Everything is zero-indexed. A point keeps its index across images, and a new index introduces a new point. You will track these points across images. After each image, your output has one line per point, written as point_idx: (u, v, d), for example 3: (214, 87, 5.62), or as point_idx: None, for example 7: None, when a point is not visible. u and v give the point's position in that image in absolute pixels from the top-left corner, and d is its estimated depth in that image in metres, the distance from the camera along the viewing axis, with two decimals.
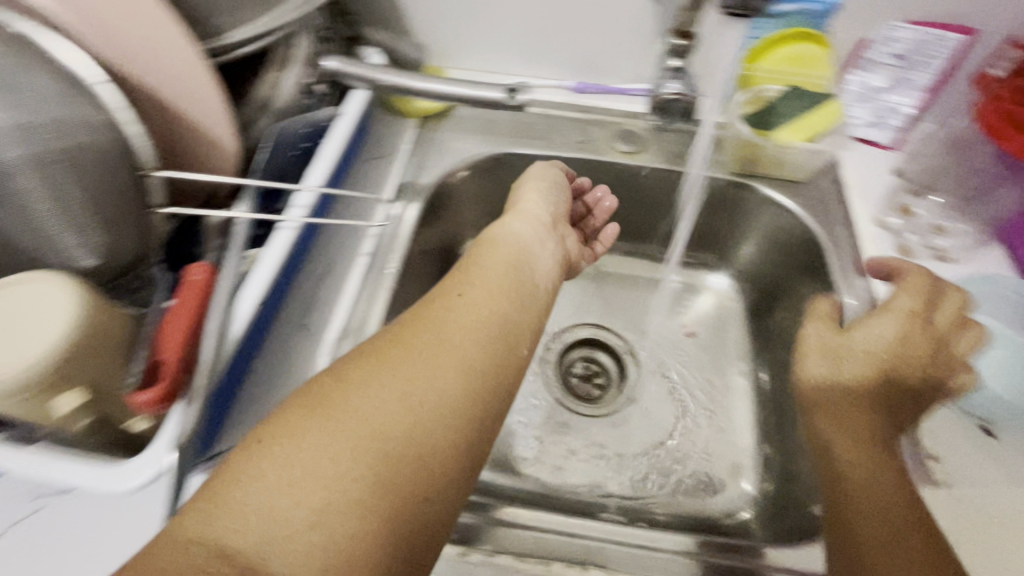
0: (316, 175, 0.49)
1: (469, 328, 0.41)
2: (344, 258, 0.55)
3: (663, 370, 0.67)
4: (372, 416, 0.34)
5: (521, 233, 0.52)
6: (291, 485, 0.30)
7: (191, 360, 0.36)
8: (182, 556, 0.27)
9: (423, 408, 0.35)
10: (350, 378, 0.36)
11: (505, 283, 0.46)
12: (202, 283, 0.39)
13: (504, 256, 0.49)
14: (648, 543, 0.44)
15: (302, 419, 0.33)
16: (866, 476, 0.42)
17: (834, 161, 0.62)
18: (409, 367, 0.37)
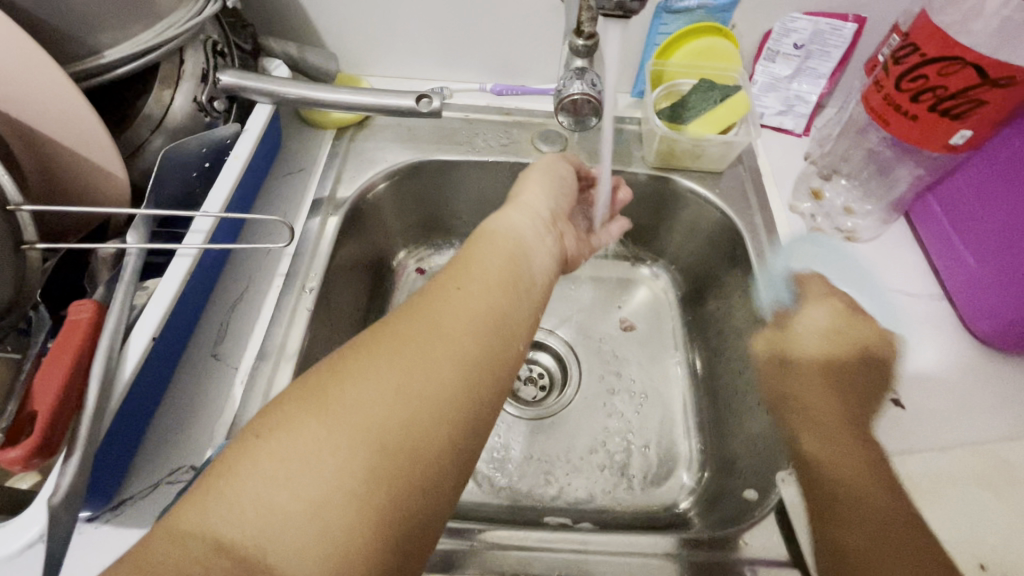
0: (217, 197, 0.47)
1: (481, 305, 0.35)
2: (260, 279, 0.53)
3: (602, 366, 0.67)
4: (373, 405, 0.28)
5: (528, 213, 0.46)
6: (289, 479, 0.25)
7: (71, 404, 0.33)
8: (176, 548, 0.23)
9: (432, 394, 0.30)
10: (351, 363, 0.30)
11: (515, 259, 0.40)
12: (88, 323, 0.36)
13: (512, 233, 0.42)
14: (578, 547, 0.43)
15: (300, 409, 0.28)
16: (831, 426, 0.47)
17: (749, 150, 0.64)
18: (415, 350, 0.31)
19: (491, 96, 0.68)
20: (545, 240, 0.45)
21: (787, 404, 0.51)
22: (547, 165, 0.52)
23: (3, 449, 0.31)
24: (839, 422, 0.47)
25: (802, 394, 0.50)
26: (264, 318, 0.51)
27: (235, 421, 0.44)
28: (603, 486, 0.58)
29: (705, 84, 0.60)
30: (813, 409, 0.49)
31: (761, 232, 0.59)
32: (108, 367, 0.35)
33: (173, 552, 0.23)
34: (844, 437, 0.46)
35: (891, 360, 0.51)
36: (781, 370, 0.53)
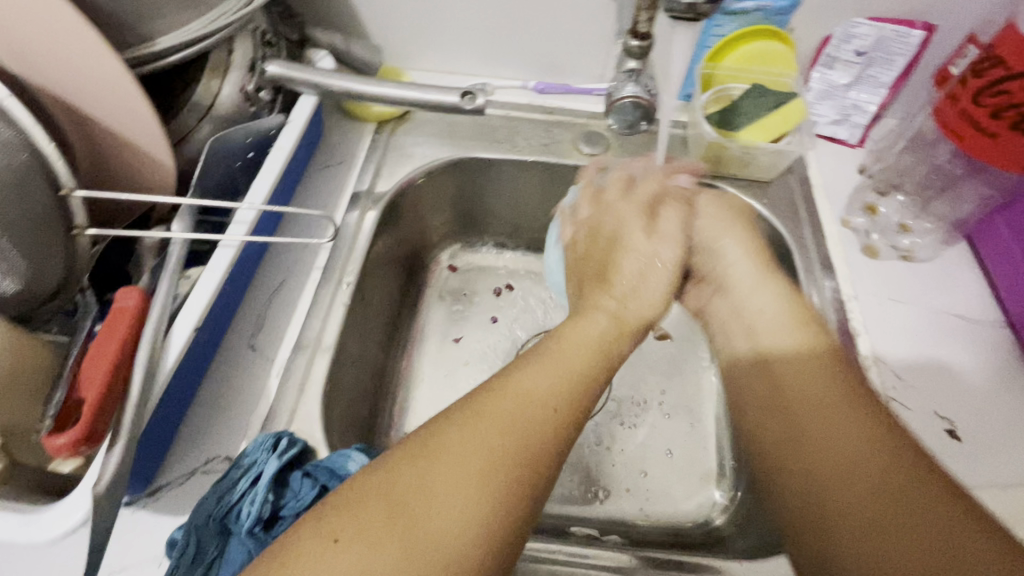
0: (260, 188, 0.46)
1: (563, 394, 0.34)
2: (297, 271, 0.53)
3: (633, 375, 0.65)
4: (447, 515, 0.27)
5: (622, 279, 0.45)
6: (370, 573, 0.25)
7: (116, 391, 0.34)
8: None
9: (511, 496, 0.29)
10: (437, 450, 0.30)
11: (596, 345, 0.39)
12: (134, 310, 0.35)
13: (599, 312, 0.42)
14: (623, 567, 0.42)
15: (377, 509, 0.27)
16: (832, 432, 0.35)
17: (800, 160, 0.61)
18: (501, 445, 0.30)
19: (533, 94, 0.67)
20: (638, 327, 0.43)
21: (778, 413, 0.39)
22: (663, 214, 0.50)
23: (50, 435, 0.31)
24: (841, 422, 0.35)
25: (793, 396, 0.39)
26: (301, 310, 0.50)
27: (269, 414, 0.44)
28: (633, 500, 0.57)
29: (758, 89, 0.57)
30: (806, 413, 0.37)
31: (810, 245, 0.57)
32: (153, 355, 0.36)
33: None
34: (863, 438, 0.34)
35: (946, 387, 0.48)
36: (766, 381, 0.42)
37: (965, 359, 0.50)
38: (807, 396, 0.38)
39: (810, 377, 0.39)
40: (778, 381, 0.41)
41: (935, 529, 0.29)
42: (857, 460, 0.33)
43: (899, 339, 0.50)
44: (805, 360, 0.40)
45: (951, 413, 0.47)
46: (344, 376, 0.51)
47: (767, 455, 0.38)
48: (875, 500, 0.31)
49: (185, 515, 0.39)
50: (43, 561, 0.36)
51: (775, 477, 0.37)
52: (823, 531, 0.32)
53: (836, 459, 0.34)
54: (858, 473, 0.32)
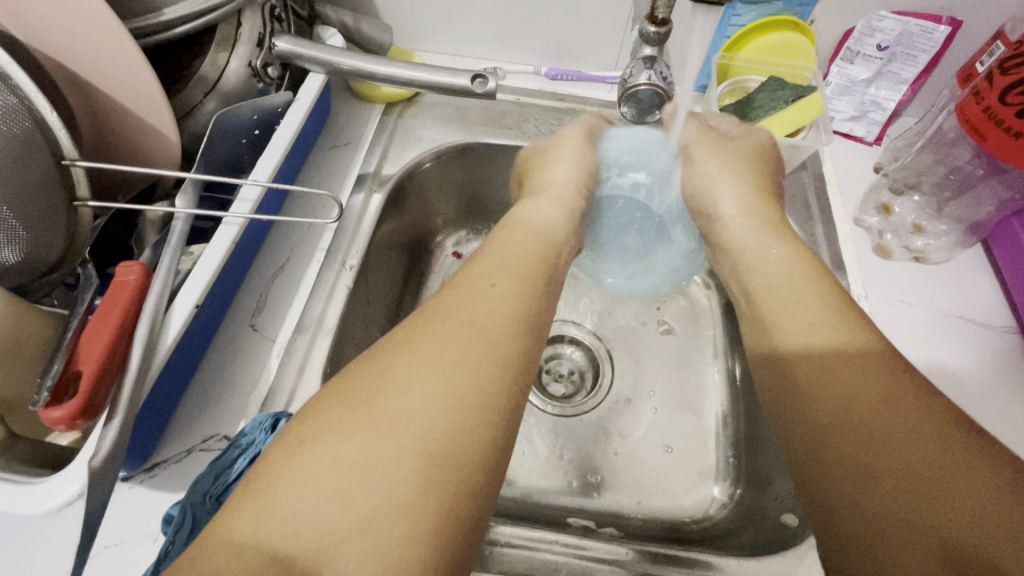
0: (265, 165, 0.46)
1: (503, 296, 0.35)
2: (301, 252, 0.52)
3: (636, 368, 0.65)
4: (410, 405, 0.28)
5: (551, 217, 0.47)
6: (345, 465, 0.26)
7: (114, 363, 0.33)
8: (250, 548, 0.23)
9: (478, 393, 0.29)
10: (392, 365, 0.30)
11: (536, 267, 0.40)
12: (134, 286, 0.36)
13: (530, 241, 0.42)
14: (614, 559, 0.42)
15: (344, 417, 0.28)
16: (861, 400, 0.33)
17: (815, 156, 0.60)
18: (451, 349, 0.31)
19: (544, 80, 0.66)
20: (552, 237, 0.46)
21: (805, 383, 0.36)
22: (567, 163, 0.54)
23: (47, 407, 0.31)
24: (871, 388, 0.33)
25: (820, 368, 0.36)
26: (304, 292, 0.50)
27: (269, 394, 0.44)
28: (630, 492, 0.57)
29: (776, 82, 0.56)
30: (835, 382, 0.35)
31: (822, 244, 0.56)
32: (153, 331, 0.35)
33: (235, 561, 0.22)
34: (893, 406, 0.32)
35: (956, 393, 0.47)
36: (779, 362, 0.39)
37: (975, 364, 0.49)
38: (830, 364, 0.36)
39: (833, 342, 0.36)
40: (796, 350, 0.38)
41: (970, 500, 0.28)
42: (891, 432, 0.31)
43: (908, 342, 0.50)
44: (823, 326, 0.38)
45: None
46: (344, 358, 0.51)
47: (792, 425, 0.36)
48: (910, 472, 0.30)
49: (182, 492, 0.39)
50: (39, 534, 0.36)
51: (802, 449, 0.35)
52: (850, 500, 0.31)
53: (867, 430, 0.32)
54: (890, 445, 0.31)
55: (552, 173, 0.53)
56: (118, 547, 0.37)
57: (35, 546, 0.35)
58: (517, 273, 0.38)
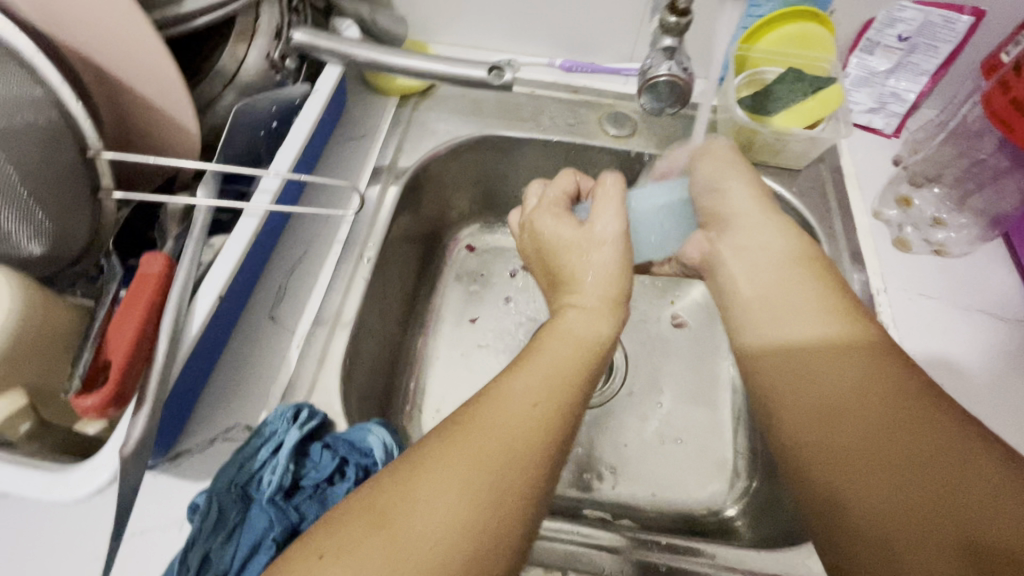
0: (284, 157, 0.46)
1: (552, 401, 0.31)
2: (318, 243, 0.52)
3: (651, 362, 0.65)
4: (433, 541, 0.25)
5: (600, 329, 0.37)
6: None
7: (141, 354, 0.33)
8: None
9: (498, 524, 0.26)
10: (414, 482, 0.27)
11: (582, 362, 0.34)
12: (158, 278, 0.36)
13: (572, 348, 0.35)
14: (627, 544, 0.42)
15: (364, 541, 0.25)
16: (871, 401, 0.32)
17: (832, 149, 0.60)
18: (485, 470, 0.27)
19: (559, 73, 0.65)
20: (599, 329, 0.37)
21: (809, 397, 0.34)
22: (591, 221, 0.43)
23: (77, 396, 0.31)
24: (876, 401, 0.32)
25: (829, 380, 0.34)
26: (322, 283, 0.50)
27: (290, 385, 0.44)
28: (646, 486, 0.57)
29: (794, 73, 0.56)
30: (836, 395, 0.33)
31: (839, 237, 0.55)
32: (179, 320, 0.36)
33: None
34: (899, 421, 0.31)
35: (976, 387, 0.47)
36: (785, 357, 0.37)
37: (995, 358, 0.49)
38: (836, 378, 0.34)
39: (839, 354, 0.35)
40: (798, 357, 0.36)
41: (988, 504, 0.27)
42: (899, 448, 0.30)
43: (928, 336, 0.49)
44: (830, 337, 0.35)
45: (980, 412, 0.46)
46: (362, 350, 0.51)
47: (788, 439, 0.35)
48: (924, 490, 0.28)
49: (207, 480, 0.40)
50: (70, 521, 0.36)
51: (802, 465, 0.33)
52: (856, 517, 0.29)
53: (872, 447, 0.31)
54: (901, 464, 0.29)
55: (588, 280, 0.41)
56: (145, 534, 0.38)
57: (64, 532, 0.36)
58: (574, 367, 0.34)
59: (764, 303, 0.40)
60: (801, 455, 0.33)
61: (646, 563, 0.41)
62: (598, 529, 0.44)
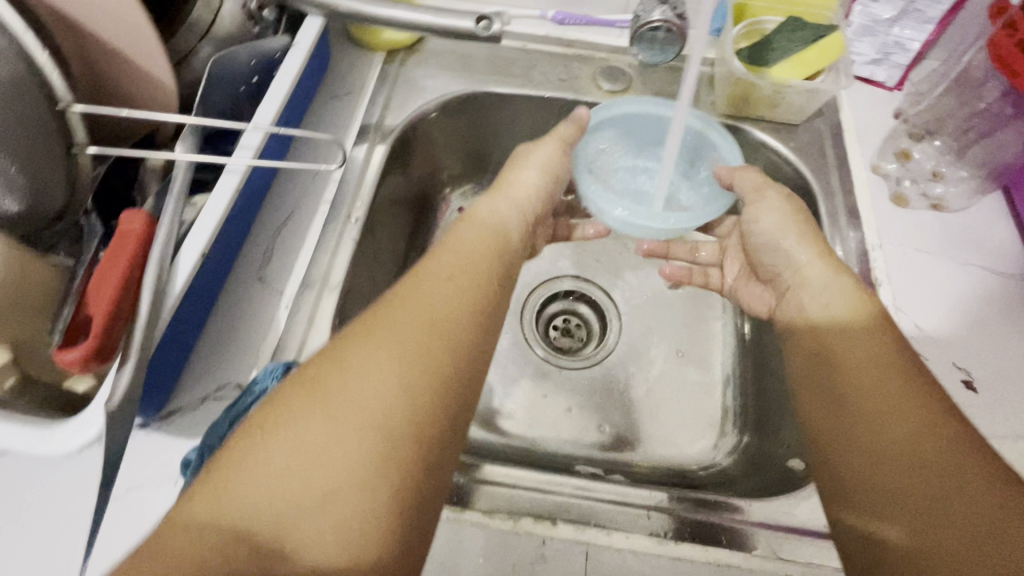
0: (266, 111, 0.44)
1: (463, 283, 0.38)
2: (307, 203, 0.51)
3: (646, 323, 0.65)
4: (359, 396, 0.30)
5: (509, 224, 0.46)
6: (306, 452, 0.29)
7: (124, 309, 0.33)
8: (193, 543, 0.26)
9: (420, 379, 0.32)
10: (340, 365, 0.31)
11: (490, 255, 0.41)
12: (141, 234, 0.35)
13: (480, 241, 0.42)
14: (619, 498, 0.41)
15: (301, 405, 0.30)
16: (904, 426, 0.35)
17: (832, 102, 0.58)
18: (405, 335, 0.33)
19: (551, 25, 0.63)
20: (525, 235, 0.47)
21: (856, 424, 0.37)
22: (539, 155, 0.51)
23: (60, 351, 0.31)
24: (919, 432, 0.34)
25: (871, 403, 0.37)
26: (312, 242, 0.49)
27: (279, 344, 0.44)
28: (638, 443, 0.57)
29: (796, 21, 0.53)
30: (878, 424, 0.36)
31: (834, 196, 0.55)
32: (161, 277, 0.35)
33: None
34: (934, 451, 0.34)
35: (967, 339, 0.47)
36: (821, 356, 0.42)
37: (989, 311, 0.48)
38: (871, 398, 0.37)
39: (881, 373, 0.38)
40: (843, 380, 0.39)
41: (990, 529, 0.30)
42: (928, 464, 0.33)
43: (922, 290, 0.49)
44: (869, 357, 0.39)
45: (971, 364, 0.46)
46: (354, 310, 0.51)
47: (831, 467, 0.37)
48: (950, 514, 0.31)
49: (199, 438, 0.40)
50: (64, 478, 0.37)
51: (845, 493, 0.36)
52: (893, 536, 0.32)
53: (915, 474, 0.33)
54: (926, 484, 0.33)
55: (516, 189, 0.49)
56: (140, 490, 0.38)
57: (60, 488, 0.37)
58: (486, 252, 0.41)
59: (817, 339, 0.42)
60: (847, 482, 0.36)
61: (684, 522, 0.40)
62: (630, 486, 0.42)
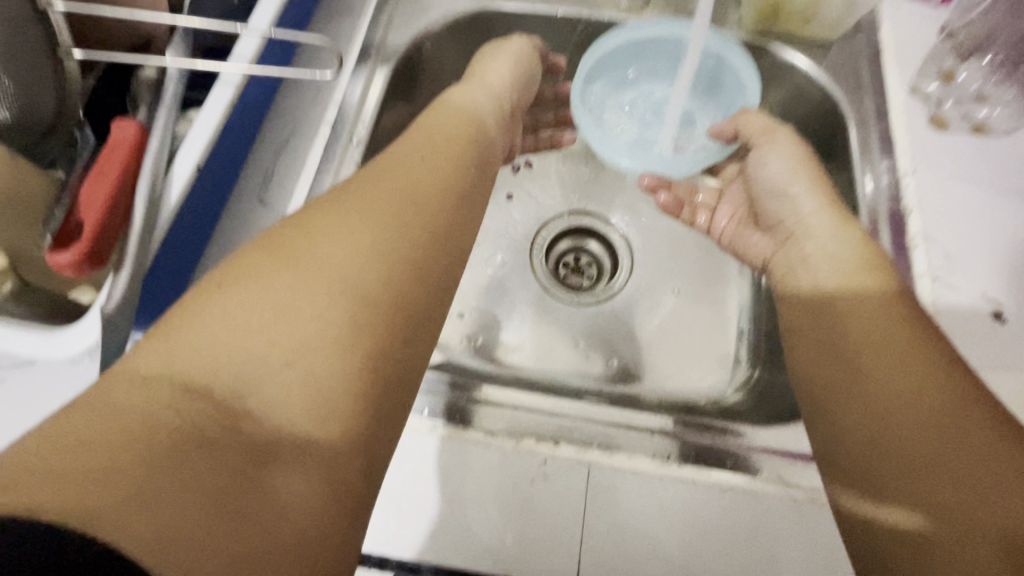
0: (261, 17, 0.41)
1: (434, 175, 0.41)
2: (307, 123, 0.49)
3: (658, 259, 0.63)
4: (327, 263, 0.33)
5: (481, 112, 0.50)
6: (275, 311, 0.31)
7: (115, 215, 0.32)
8: (139, 390, 0.27)
9: (391, 253, 0.35)
10: (309, 239, 0.34)
11: (460, 146, 0.45)
12: (132, 144, 0.34)
13: (456, 124, 0.47)
14: (621, 421, 0.42)
15: (266, 269, 0.32)
16: (911, 389, 0.35)
17: (873, 16, 0.53)
18: (375, 213, 0.36)
19: None
20: (504, 124, 0.53)
21: (856, 393, 0.37)
22: (509, 50, 0.55)
23: (53, 251, 0.31)
24: (924, 391, 0.35)
25: (873, 363, 0.37)
26: (314, 166, 0.48)
27: None
28: (647, 377, 0.57)
29: None
30: (876, 395, 0.36)
31: (866, 121, 0.51)
32: (155, 187, 0.34)
33: (77, 499, 0.22)
34: (944, 414, 0.34)
35: (1005, 270, 0.44)
36: (830, 315, 0.41)
37: None
38: (868, 353, 0.38)
39: (878, 324, 0.38)
40: (848, 337, 0.39)
41: (999, 498, 0.31)
42: (938, 433, 0.34)
43: (958, 217, 0.46)
44: (876, 312, 0.39)
45: (1006, 296, 0.43)
46: None
47: (832, 447, 0.37)
48: (959, 482, 0.32)
49: None
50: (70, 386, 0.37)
51: (849, 475, 0.36)
52: (896, 518, 0.33)
53: (923, 458, 0.33)
54: (936, 453, 0.33)
55: (487, 80, 0.53)
56: None
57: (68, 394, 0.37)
58: (457, 142, 0.45)
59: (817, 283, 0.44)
60: (850, 463, 0.36)
61: (690, 445, 0.40)
62: (633, 411, 0.43)
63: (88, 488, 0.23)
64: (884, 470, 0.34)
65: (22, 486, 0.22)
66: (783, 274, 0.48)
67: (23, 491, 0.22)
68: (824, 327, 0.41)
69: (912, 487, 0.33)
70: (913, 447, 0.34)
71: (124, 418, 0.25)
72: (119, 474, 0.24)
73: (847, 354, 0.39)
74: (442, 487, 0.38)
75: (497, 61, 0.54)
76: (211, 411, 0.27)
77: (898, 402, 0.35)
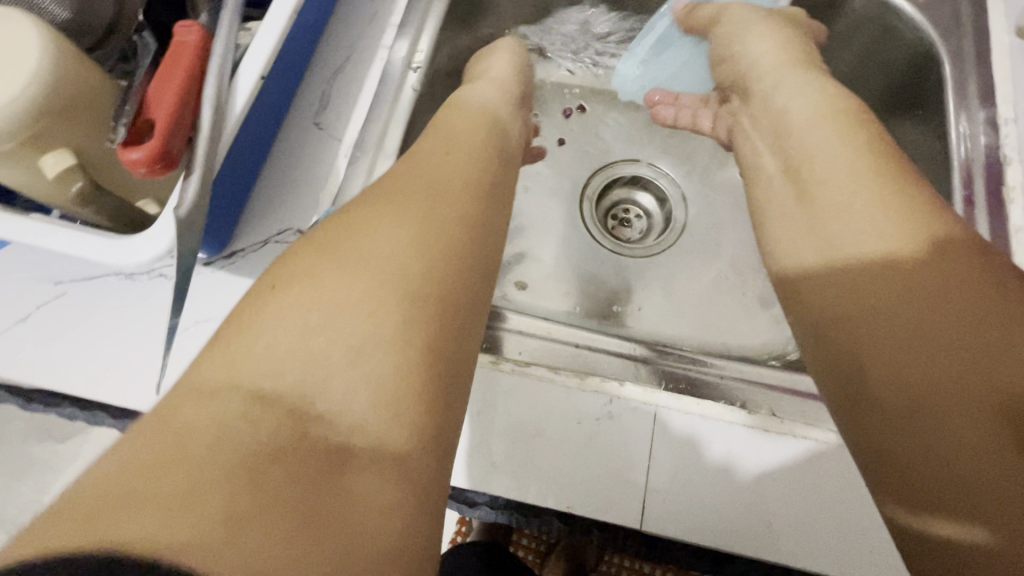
0: None
1: (471, 168, 0.38)
2: (364, 49, 0.47)
3: (712, 215, 0.61)
4: (379, 260, 0.30)
5: (498, 106, 0.47)
6: (335, 308, 0.28)
7: (181, 122, 0.31)
8: (208, 403, 0.23)
9: (446, 244, 0.32)
10: (353, 237, 0.31)
11: (485, 134, 0.42)
12: (194, 49, 0.32)
13: (482, 116, 0.44)
14: (655, 352, 0.42)
15: (316, 270, 0.29)
16: (979, 371, 0.27)
17: None
18: (415, 206, 0.33)
19: None
20: (515, 116, 0.49)
21: (901, 374, 0.29)
22: (507, 47, 0.54)
23: (124, 150, 0.30)
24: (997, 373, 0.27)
25: (926, 337, 0.29)
26: (370, 92, 0.46)
27: (339, 190, 0.42)
28: (698, 331, 0.55)
29: None
30: (915, 372, 0.29)
31: (965, 65, 0.47)
32: (221, 93, 0.32)
33: (169, 526, 0.19)
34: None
35: None
36: (860, 279, 0.33)
37: None
38: (923, 326, 0.29)
39: (926, 289, 0.30)
40: (887, 306, 0.31)
41: None
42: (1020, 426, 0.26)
43: None
44: (923, 274, 0.31)
45: None
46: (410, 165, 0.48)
47: (867, 435, 0.30)
48: None
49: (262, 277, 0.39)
50: (151, 302, 0.39)
51: (888, 472, 0.29)
52: (970, 533, 0.25)
53: (1004, 459, 0.26)
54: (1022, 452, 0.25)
55: (490, 74, 0.50)
56: (207, 324, 0.39)
57: (146, 310, 0.38)
58: (485, 130, 0.43)
59: (833, 246, 0.35)
60: (888, 452, 0.29)
61: (742, 395, 0.39)
62: (612, 339, 0.43)
63: (175, 517, 0.19)
64: (954, 479, 0.26)
65: (97, 522, 0.19)
66: (789, 247, 0.38)
67: (106, 529, 0.18)
68: (847, 294, 0.33)
69: (994, 500, 0.25)
70: (989, 446, 0.26)
71: (198, 436, 0.22)
72: (208, 497, 0.20)
73: (888, 328, 0.30)
74: (502, 425, 0.37)
75: (496, 56, 0.52)
76: (285, 418, 0.24)
77: (961, 388, 0.27)
